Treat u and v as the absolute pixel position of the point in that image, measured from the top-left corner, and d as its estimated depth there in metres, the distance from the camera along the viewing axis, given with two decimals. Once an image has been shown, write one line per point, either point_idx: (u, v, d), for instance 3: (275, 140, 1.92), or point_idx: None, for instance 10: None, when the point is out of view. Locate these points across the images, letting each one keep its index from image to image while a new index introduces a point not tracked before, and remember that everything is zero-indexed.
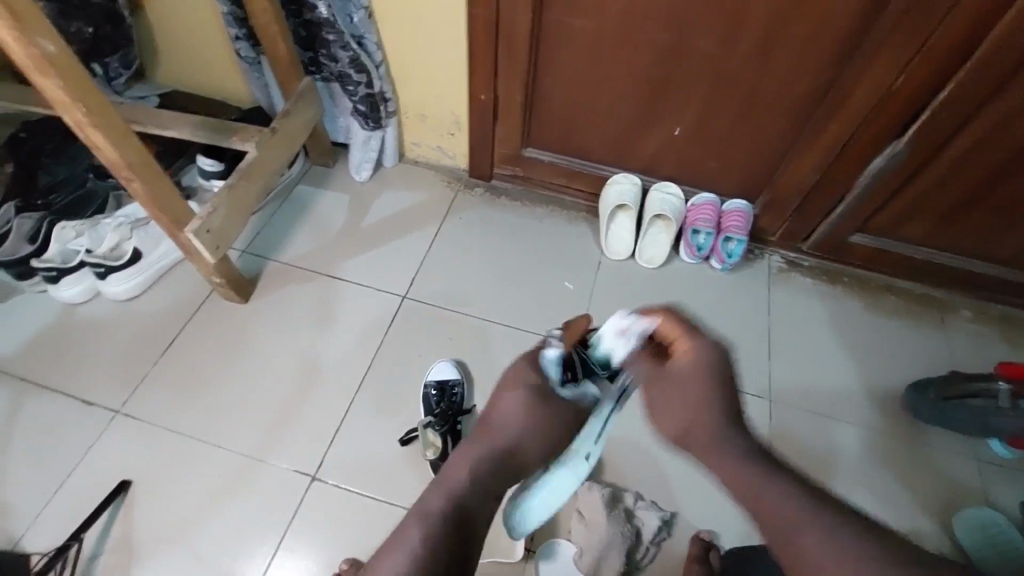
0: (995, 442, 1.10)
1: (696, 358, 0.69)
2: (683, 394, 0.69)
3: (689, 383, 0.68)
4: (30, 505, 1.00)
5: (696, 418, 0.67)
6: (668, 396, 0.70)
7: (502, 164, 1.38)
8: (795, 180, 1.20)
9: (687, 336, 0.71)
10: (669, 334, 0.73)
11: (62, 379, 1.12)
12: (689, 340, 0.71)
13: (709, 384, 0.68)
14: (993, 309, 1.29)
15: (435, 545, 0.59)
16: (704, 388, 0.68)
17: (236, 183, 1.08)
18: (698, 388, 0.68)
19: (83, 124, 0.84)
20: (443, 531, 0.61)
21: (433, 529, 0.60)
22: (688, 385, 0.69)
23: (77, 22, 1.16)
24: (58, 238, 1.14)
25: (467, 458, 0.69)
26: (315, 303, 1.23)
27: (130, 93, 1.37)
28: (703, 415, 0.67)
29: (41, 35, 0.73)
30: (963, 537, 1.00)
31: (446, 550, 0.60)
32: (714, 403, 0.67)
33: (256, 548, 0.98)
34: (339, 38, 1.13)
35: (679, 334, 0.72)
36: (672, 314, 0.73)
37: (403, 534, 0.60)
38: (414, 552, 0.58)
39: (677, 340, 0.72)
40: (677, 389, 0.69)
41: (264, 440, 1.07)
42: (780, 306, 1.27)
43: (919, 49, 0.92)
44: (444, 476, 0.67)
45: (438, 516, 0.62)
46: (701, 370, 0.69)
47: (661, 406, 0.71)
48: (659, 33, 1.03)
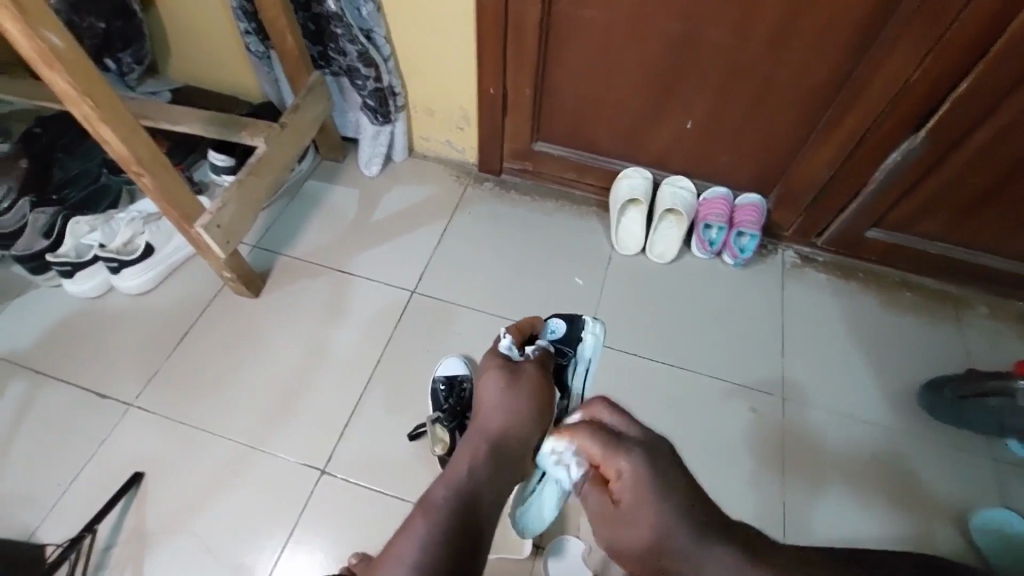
0: (1012, 442, 1.08)
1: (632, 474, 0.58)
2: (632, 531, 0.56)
3: (634, 506, 0.57)
4: (47, 496, 1.02)
5: (660, 541, 0.55)
6: (616, 528, 0.58)
7: (511, 158, 1.37)
8: (810, 174, 1.18)
9: (617, 455, 0.60)
10: (595, 453, 0.62)
11: (78, 372, 1.14)
12: (620, 456, 0.60)
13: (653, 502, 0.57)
14: (1013, 305, 1.26)
15: (445, 534, 0.57)
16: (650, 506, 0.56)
17: (245, 178, 1.09)
18: (639, 508, 0.56)
19: (92, 119, 0.84)
20: (452, 521, 0.59)
21: (441, 518, 0.59)
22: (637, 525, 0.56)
23: (90, 18, 1.16)
24: (71, 234, 1.14)
25: (464, 454, 0.67)
26: (325, 297, 1.23)
27: (142, 89, 1.38)
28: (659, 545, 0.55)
29: (46, 28, 0.74)
30: (980, 539, 0.98)
31: (455, 538, 0.58)
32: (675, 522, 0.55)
33: (266, 540, 0.98)
34: (347, 31, 1.12)
35: (606, 455, 0.61)
36: (595, 428, 0.63)
37: (410, 525, 0.59)
38: (426, 540, 0.56)
39: (604, 463, 0.61)
40: (626, 526, 0.57)
41: (275, 434, 1.08)
42: (794, 302, 1.26)
43: (939, 39, 0.90)
44: (445, 473, 0.65)
45: (443, 506, 0.60)
46: (642, 491, 0.57)
47: (616, 545, 0.59)
48: (670, 24, 1.01)
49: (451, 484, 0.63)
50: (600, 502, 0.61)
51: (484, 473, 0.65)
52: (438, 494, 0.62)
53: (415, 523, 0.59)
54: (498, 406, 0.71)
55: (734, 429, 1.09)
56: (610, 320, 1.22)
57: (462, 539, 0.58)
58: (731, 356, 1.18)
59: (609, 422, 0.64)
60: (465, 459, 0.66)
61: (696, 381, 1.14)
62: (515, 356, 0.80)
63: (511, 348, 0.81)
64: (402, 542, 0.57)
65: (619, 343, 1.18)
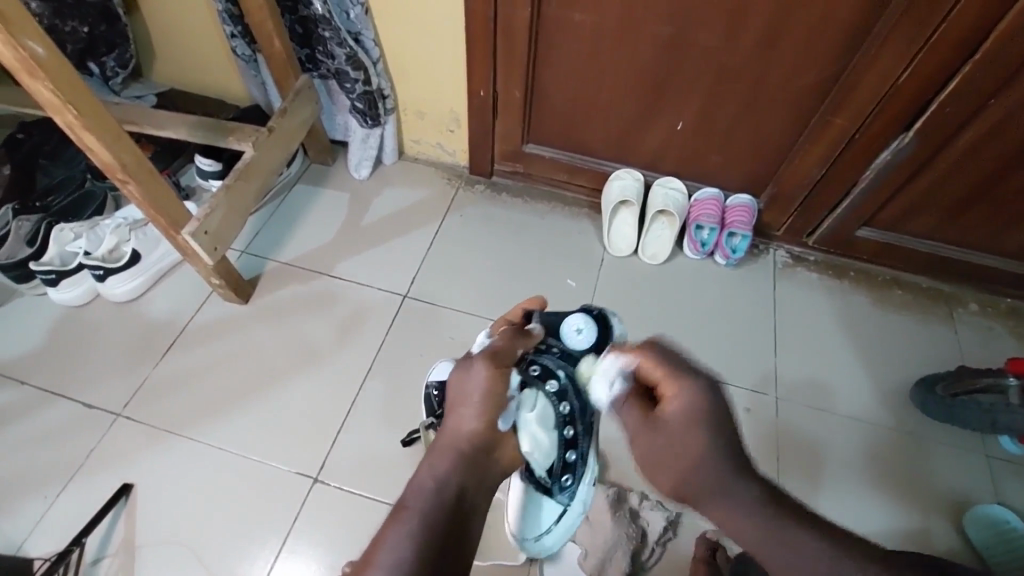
0: (1005, 438, 1.09)
1: (688, 404, 0.62)
2: (677, 445, 0.62)
3: (685, 430, 0.62)
4: (31, 511, 0.99)
5: (701, 460, 0.61)
6: (662, 453, 0.64)
7: (503, 160, 1.37)
8: (800, 174, 1.18)
9: (675, 380, 0.64)
10: (653, 377, 0.66)
11: (62, 383, 1.11)
12: (674, 384, 0.64)
13: (708, 431, 0.61)
14: (1001, 302, 1.27)
15: (422, 544, 0.54)
16: (698, 438, 0.61)
17: (232, 183, 1.07)
18: (691, 432, 0.61)
19: (76, 127, 0.82)
20: (430, 525, 0.56)
21: (417, 525, 0.55)
22: (684, 436, 0.62)
23: (72, 22, 1.14)
24: (57, 242, 1.12)
25: (428, 462, 0.62)
26: (316, 303, 1.22)
27: (127, 93, 1.36)
28: (698, 461, 0.61)
29: (28, 36, 0.72)
30: (975, 536, 0.98)
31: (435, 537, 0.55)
32: (709, 457, 0.60)
33: (259, 549, 0.97)
34: (335, 34, 1.11)
35: (666, 377, 0.65)
36: (657, 355, 0.67)
37: (385, 538, 0.55)
38: (407, 544, 0.53)
39: (665, 385, 0.65)
40: (667, 440, 0.63)
41: (265, 442, 1.06)
42: (786, 301, 1.26)
43: (927, 40, 0.90)
44: (413, 481, 0.61)
45: (416, 509, 0.57)
46: (692, 422, 0.62)
47: (653, 458, 0.65)
48: (660, 25, 1.01)
49: (420, 489, 0.59)
50: (638, 415, 0.68)
51: (452, 473, 0.61)
52: (412, 502, 0.58)
53: (389, 532, 0.55)
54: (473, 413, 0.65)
55: None
56: None
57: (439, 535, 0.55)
58: (723, 356, 1.18)
59: (665, 354, 0.67)
60: (430, 465, 0.62)
61: None
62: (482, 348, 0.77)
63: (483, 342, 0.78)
64: (377, 555, 0.53)
65: None
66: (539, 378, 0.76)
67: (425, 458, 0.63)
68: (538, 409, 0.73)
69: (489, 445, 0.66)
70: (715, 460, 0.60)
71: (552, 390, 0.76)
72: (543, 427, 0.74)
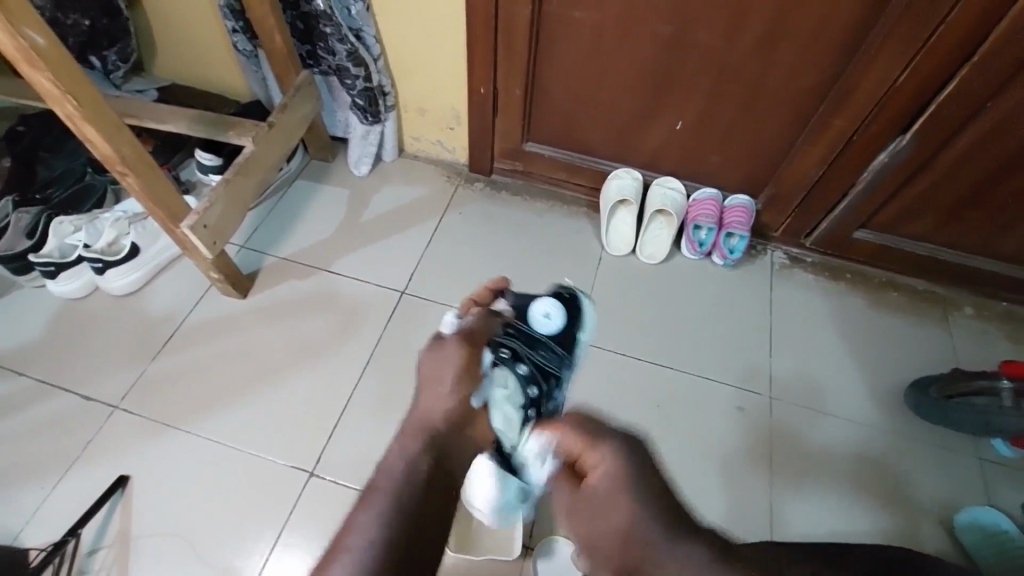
0: (998, 441, 1.09)
1: (610, 468, 0.59)
2: (608, 515, 0.57)
3: (615, 491, 0.58)
4: (28, 501, 1.00)
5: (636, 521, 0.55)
6: (594, 524, 0.59)
7: (502, 158, 1.37)
8: (798, 174, 1.18)
9: (596, 445, 0.61)
10: (573, 447, 0.64)
11: (60, 375, 1.12)
12: (597, 450, 0.61)
13: (632, 492, 0.57)
14: (997, 306, 1.28)
15: (391, 529, 0.53)
16: (626, 499, 0.57)
17: (232, 178, 1.07)
18: (615, 496, 0.57)
19: (76, 118, 0.83)
20: (400, 507, 0.54)
21: (387, 508, 0.54)
22: (618, 501, 0.57)
23: (74, 14, 1.14)
24: (56, 234, 1.13)
25: (398, 441, 0.61)
26: (314, 298, 1.23)
27: (128, 86, 1.37)
28: (632, 528, 0.55)
29: (28, 26, 0.72)
30: (965, 537, 0.99)
31: (406, 522, 0.54)
32: (642, 515, 0.56)
33: (254, 542, 0.97)
34: (336, 30, 1.11)
35: (585, 447, 0.62)
36: (575, 423, 0.65)
37: (354, 522, 0.54)
38: (377, 529, 0.53)
39: (586, 454, 0.62)
40: (601, 514, 0.58)
41: (262, 436, 1.07)
42: (782, 302, 1.26)
43: (924, 43, 0.91)
44: (382, 462, 0.59)
45: (386, 492, 0.56)
46: (618, 486, 0.58)
47: (590, 537, 0.59)
48: (660, 25, 1.01)
49: (390, 471, 0.58)
50: (568, 493, 0.64)
51: (421, 451, 0.59)
52: (382, 484, 0.56)
53: (360, 517, 0.55)
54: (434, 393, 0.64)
55: (724, 430, 1.10)
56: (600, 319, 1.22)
57: (411, 520, 0.54)
58: (719, 356, 1.18)
59: (583, 422, 0.65)
60: (400, 446, 0.60)
61: (685, 381, 1.15)
62: (451, 329, 0.74)
63: (451, 322, 0.76)
64: (350, 540, 0.53)
65: (609, 343, 1.19)
66: (510, 359, 0.73)
67: (396, 437, 0.61)
68: (508, 388, 0.70)
69: (460, 421, 0.63)
70: (648, 523, 0.55)
71: (522, 373, 0.74)
72: (515, 407, 0.70)
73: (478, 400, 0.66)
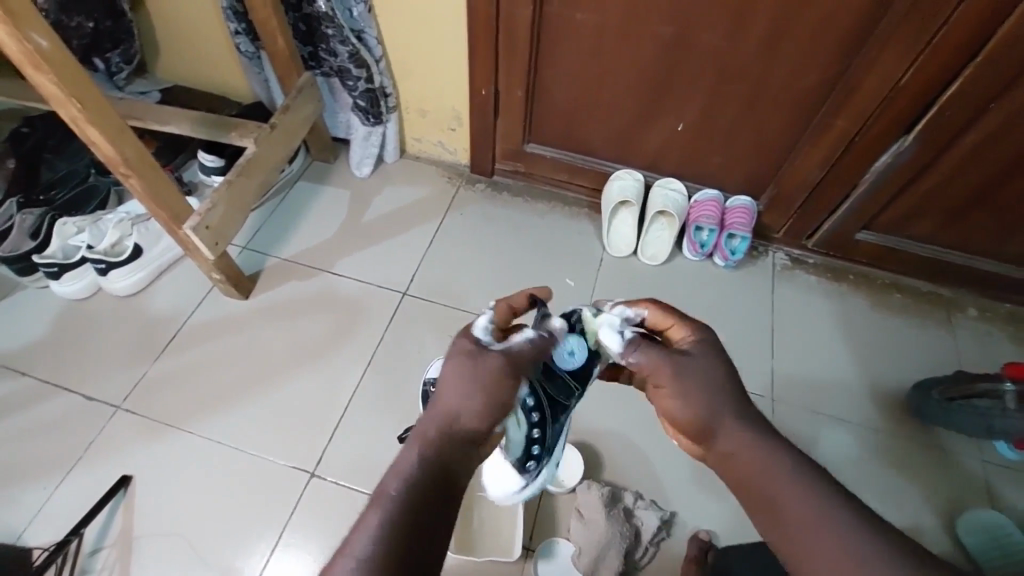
0: (1000, 443, 1.08)
1: (695, 343, 0.61)
2: (688, 378, 0.58)
3: (702, 356, 0.59)
4: (31, 501, 1.00)
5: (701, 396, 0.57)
6: (671, 378, 0.59)
7: (504, 159, 1.37)
8: (800, 175, 1.18)
9: (681, 322, 0.64)
10: (662, 321, 0.65)
11: (63, 375, 1.12)
12: (685, 324, 0.63)
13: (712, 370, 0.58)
14: (1000, 307, 1.27)
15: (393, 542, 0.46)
16: (712, 372, 0.58)
17: (234, 179, 1.08)
18: (708, 370, 0.58)
19: (80, 121, 0.83)
20: (410, 516, 0.47)
21: (395, 514, 0.47)
22: (702, 370, 0.58)
23: (78, 17, 1.15)
24: (60, 235, 1.14)
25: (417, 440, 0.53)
26: (316, 299, 1.23)
27: (132, 88, 1.37)
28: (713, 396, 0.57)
29: (33, 30, 0.73)
30: (968, 540, 0.99)
31: (411, 525, 0.47)
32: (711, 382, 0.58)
33: (255, 542, 0.98)
34: (338, 32, 1.12)
35: (671, 320, 0.64)
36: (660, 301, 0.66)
37: (357, 528, 0.47)
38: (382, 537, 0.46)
39: (671, 327, 0.64)
40: (687, 376, 0.58)
41: (263, 436, 1.07)
42: (784, 304, 1.26)
43: (927, 44, 0.90)
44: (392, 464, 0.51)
45: (394, 495, 0.48)
46: (708, 355, 0.59)
47: (667, 404, 0.59)
48: (661, 26, 1.01)
49: (404, 470, 0.50)
50: (652, 356, 0.61)
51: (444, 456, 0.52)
52: (391, 485, 0.49)
53: (366, 520, 0.47)
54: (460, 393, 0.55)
55: None
56: None
57: (416, 523, 0.48)
58: None
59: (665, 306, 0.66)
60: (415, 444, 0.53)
61: None
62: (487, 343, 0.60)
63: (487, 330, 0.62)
64: (352, 542, 0.46)
65: None
66: (529, 408, 0.63)
67: (410, 437, 0.54)
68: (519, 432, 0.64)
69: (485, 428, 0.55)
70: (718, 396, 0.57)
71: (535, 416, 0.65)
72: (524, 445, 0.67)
73: (501, 427, 0.58)
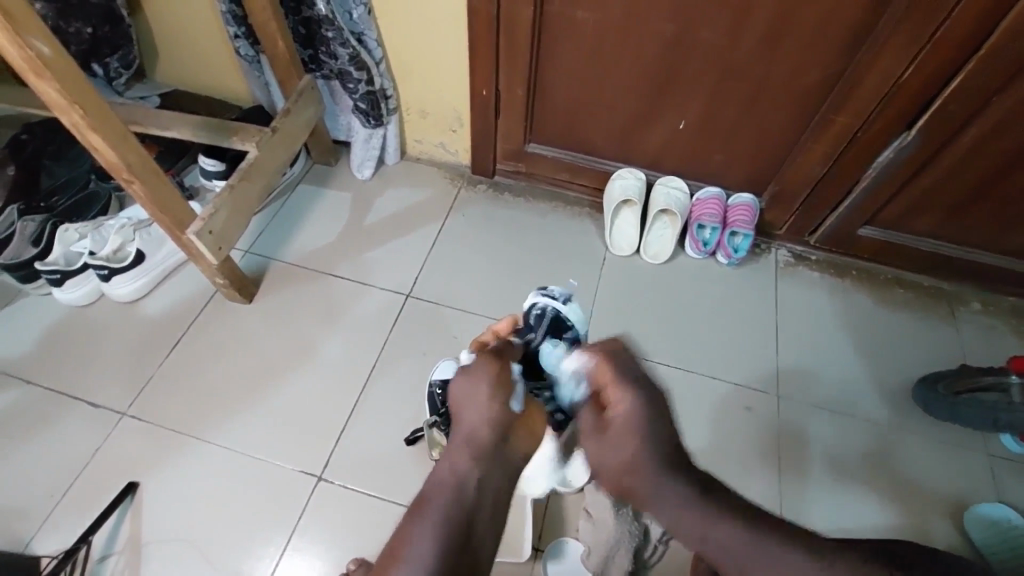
0: (1006, 436, 1.09)
1: (628, 413, 0.67)
2: (621, 449, 0.66)
3: (623, 436, 0.67)
4: (39, 508, 1.00)
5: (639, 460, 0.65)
6: (605, 451, 0.68)
7: (505, 160, 1.37)
8: (803, 172, 1.18)
9: (617, 388, 0.69)
10: (602, 379, 0.71)
11: (67, 382, 1.12)
12: (620, 390, 0.69)
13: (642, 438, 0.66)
14: (1003, 301, 1.28)
15: (445, 543, 0.57)
16: (638, 444, 0.66)
17: (236, 182, 1.07)
18: (634, 436, 0.66)
19: (82, 127, 0.83)
20: (447, 524, 0.58)
21: (436, 523, 0.58)
22: (624, 451, 0.66)
23: (76, 23, 1.15)
24: (62, 241, 1.14)
25: (445, 460, 0.65)
26: (321, 302, 1.23)
27: (130, 94, 1.37)
28: (639, 468, 0.65)
29: (34, 36, 0.72)
30: (976, 533, 0.99)
31: (457, 533, 0.58)
32: (645, 458, 0.65)
33: (264, 547, 0.98)
34: (339, 34, 1.11)
35: (612, 383, 0.70)
36: (609, 359, 0.72)
37: (407, 538, 0.58)
38: (427, 546, 0.56)
39: (609, 389, 0.70)
40: (613, 448, 0.67)
41: (269, 440, 1.07)
42: (787, 300, 1.26)
43: (928, 39, 0.90)
44: (431, 481, 0.64)
45: (436, 508, 0.60)
46: (633, 430, 0.66)
47: (600, 460, 0.69)
48: (663, 24, 1.01)
49: (439, 486, 0.62)
50: (590, 420, 0.72)
51: (471, 469, 0.63)
52: (435, 504, 0.61)
53: (412, 531, 0.59)
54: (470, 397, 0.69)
55: (732, 429, 1.09)
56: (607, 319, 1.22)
57: (461, 532, 0.59)
58: (726, 355, 1.18)
59: (619, 359, 0.72)
60: (449, 461, 0.65)
61: (692, 380, 1.15)
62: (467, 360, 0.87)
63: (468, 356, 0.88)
64: (404, 551, 0.56)
65: None
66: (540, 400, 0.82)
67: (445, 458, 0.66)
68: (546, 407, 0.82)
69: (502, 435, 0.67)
70: (649, 463, 0.65)
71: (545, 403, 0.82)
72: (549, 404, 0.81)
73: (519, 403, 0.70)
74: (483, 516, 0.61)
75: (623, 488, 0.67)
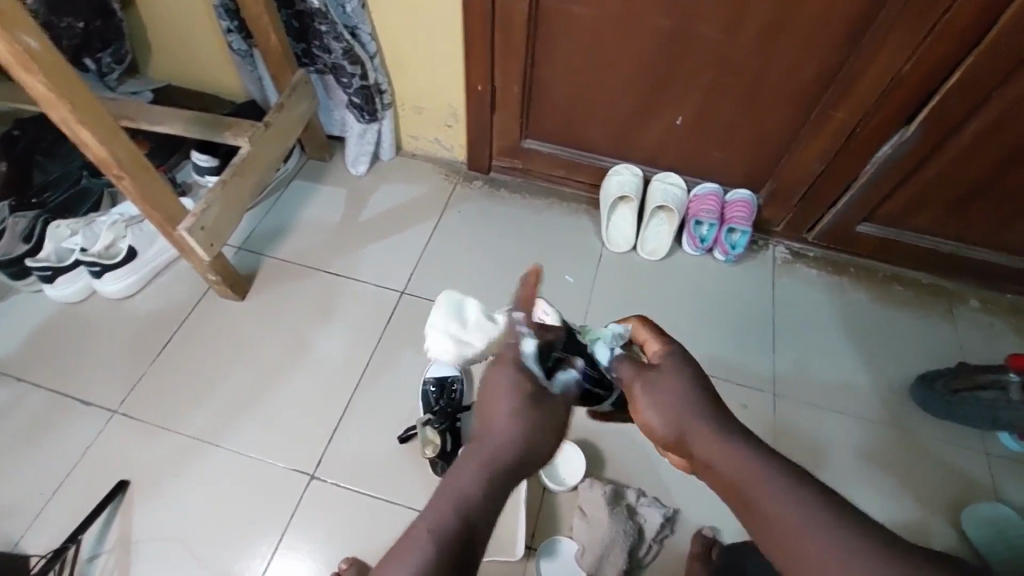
0: (1004, 435, 1.08)
1: (668, 357, 0.64)
2: (665, 391, 0.61)
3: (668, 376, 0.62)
4: (29, 507, 0.99)
5: (678, 408, 0.60)
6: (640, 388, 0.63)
7: (500, 156, 1.36)
8: (801, 168, 1.17)
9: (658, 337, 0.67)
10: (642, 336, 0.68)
11: (58, 380, 1.11)
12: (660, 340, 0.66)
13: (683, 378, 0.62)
14: (1002, 298, 1.27)
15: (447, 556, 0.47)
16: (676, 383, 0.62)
17: (229, 178, 1.06)
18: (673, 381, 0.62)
19: (71, 122, 0.82)
20: (453, 542, 0.48)
21: (442, 538, 0.47)
22: (671, 390, 0.61)
23: (68, 18, 1.14)
24: (53, 238, 1.12)
25: (457, 468, 0.53)
26: (314, 299, 1.22)
27: (123, 89, 1.36)
28: (683, 413, 0.60)
29: (21, 30, 0.71)
30: (973, 533, 0.98)
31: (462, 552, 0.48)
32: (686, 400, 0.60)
33: (255, 545, 0.97)
34: (332, 28, 1.10)
35: (654, 337, 0.67)
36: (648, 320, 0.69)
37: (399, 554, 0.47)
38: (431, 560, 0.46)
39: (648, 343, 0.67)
40: (663, 386, 0.62)
41: (262, 438, 1.06)
42: (785, 297, 1.25)
43: (928, 33, 0.89)
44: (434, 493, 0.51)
45: (442, 522, 0.48)
46: (677, 367, 0.63)
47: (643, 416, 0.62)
48: (661, 19, 1.00)
49: (449, 496, 0.50)
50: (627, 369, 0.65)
51: (486, 487, 0.52)
52: (438, 515, 0.49)
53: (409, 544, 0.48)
54: (501, 402, 0.57)
55: None
56: (604, 316, 1.21)
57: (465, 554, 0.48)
58: (722, 353, 1.17)
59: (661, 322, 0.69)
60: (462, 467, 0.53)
61: None
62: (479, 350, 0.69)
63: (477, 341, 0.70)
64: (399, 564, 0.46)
65: None
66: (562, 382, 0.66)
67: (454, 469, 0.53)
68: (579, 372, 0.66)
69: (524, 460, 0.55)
70: (695, 408, 0.60)
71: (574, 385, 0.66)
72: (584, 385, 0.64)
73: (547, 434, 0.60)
74: (497, 525, 0.52)
75: (665, 442, 0.60)
